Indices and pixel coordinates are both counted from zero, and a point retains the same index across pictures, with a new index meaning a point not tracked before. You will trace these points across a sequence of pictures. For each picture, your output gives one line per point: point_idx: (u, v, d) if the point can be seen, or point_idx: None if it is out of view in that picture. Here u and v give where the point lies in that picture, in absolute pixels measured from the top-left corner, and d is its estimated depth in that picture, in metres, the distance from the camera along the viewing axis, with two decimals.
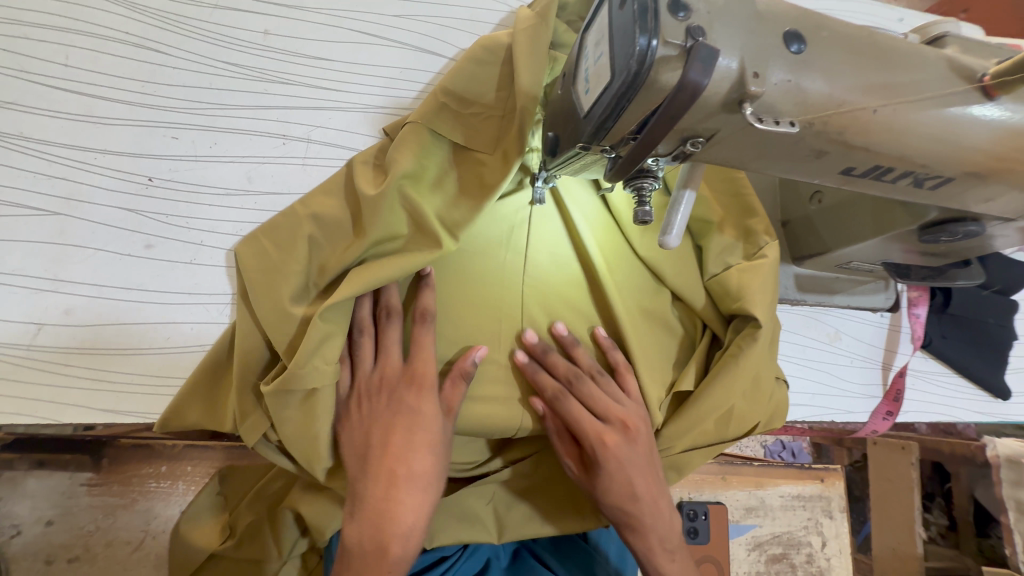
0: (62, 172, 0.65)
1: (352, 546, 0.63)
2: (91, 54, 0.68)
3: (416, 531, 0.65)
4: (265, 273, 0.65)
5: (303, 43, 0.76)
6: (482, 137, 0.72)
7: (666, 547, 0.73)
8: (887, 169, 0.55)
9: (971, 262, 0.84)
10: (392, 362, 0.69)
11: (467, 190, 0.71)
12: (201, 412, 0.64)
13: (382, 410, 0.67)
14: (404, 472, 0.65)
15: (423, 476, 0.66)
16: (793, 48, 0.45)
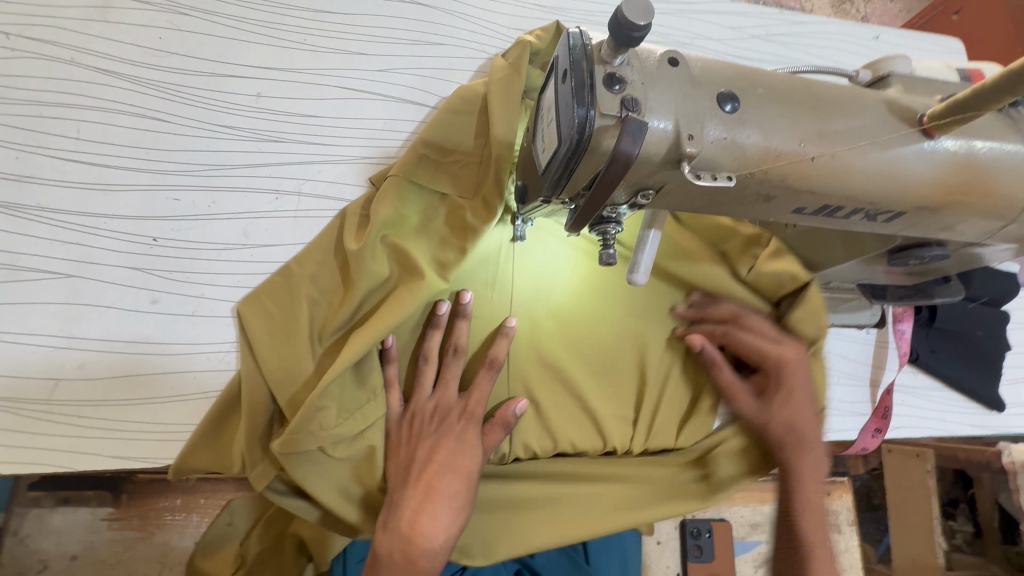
0: (77, 237, 0.71)
1: (382, 556, 0.67)
2: (101, 127, 0.75)
3: (438, 549, 0.69)
4: (268, 328, 0.70)
5: (293, 103, 0.81)
6: (462, 183, 0.76)
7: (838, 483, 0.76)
8: (837, 206, 0.58)
9: (953, 279, 0.83)
10: (447, 392, 0.75)
11: (451, 234, 0.75)
12: (212, 459, 0.69)
13: (428, 433, 0.73)
14: (438, 489, 0.70)
15: (453, 495, 0.71)
16: (727, 107, 0.49)
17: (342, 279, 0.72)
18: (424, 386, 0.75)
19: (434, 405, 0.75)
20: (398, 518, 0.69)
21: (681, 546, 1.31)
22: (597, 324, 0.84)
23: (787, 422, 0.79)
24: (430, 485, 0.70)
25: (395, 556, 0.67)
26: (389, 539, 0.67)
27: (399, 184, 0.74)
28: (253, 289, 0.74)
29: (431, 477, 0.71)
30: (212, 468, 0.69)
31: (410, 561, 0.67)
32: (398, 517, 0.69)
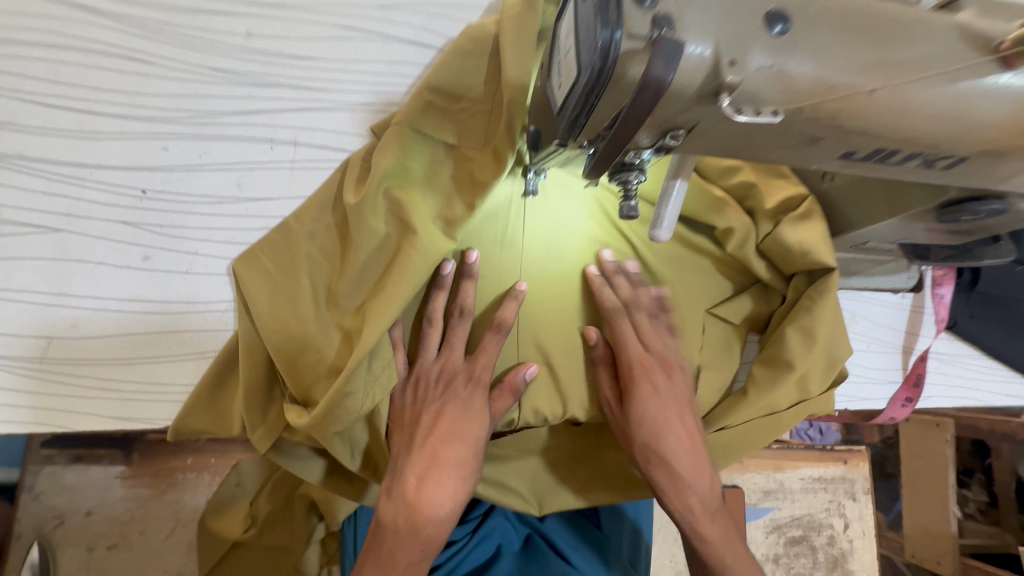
0: (61, 189, 0.67)
1: (387, 522, 0.66)
2: (79, 69, 0.69)
3: (447, 515, 0.67)
4: (266, 288, 0.66)
5: (285, 43, 0.75)
6: (470, 133, 0.70)
7: (706, 510, 0.72)
8: (891, 151, 0.51)
9: (1001, 237, 0.74)
10: (454, 356, 0.73)
11: (459, 191, 0.69)
12: (212, 421, 0.67)
13: (437, 398, 0.71)
14: (446, 456, 0.68)
15: (463, 462, 0.69)
16: (776, 29, 0.42)
17: (345, 238, 0.67)
18: (429, 349, 0.73)
19: (438, 369, 0.72)
20: (403, 485, 0.67)
21: None
22: (613, 287, 0.78)
23: (650, 431, 0.72)
24: (437, 453, 0.68)
25: (398, 524, 0.65)
26: (393, 506, 0.66)
27: (403, 134, 0.69)
28: (251, 248, 0.70)
29: (438, 444, 0.69)
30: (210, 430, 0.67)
31: (415, 530, 0.65)
32: (403, 485, 0.67)
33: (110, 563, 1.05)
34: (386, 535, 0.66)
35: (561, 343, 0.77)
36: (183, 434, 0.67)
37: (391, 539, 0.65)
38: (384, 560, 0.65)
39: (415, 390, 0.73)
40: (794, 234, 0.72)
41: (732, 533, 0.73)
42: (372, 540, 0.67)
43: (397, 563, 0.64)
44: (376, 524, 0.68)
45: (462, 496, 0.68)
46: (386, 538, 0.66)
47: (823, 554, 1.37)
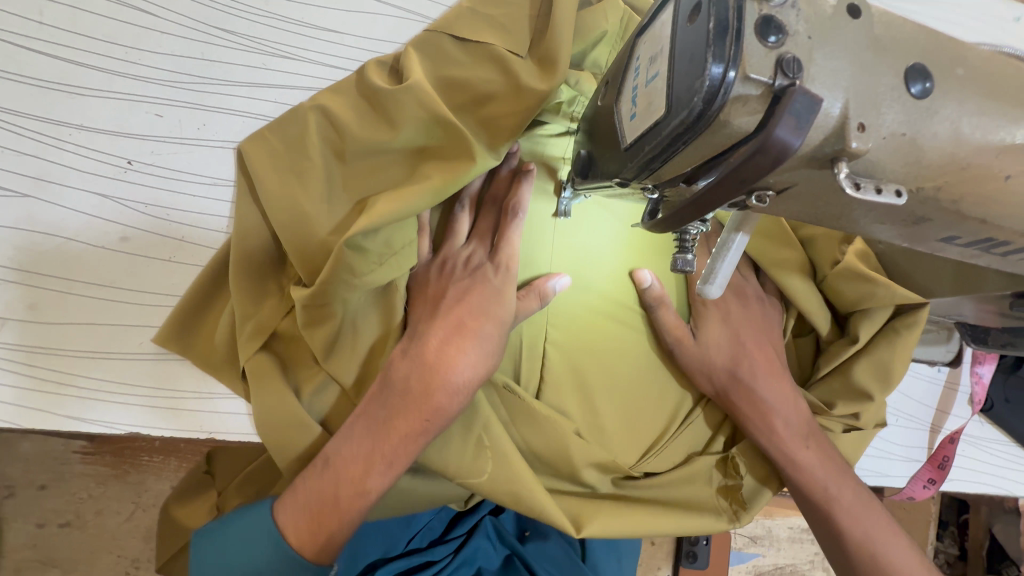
0: (34, 149, 0.59)
1: (398, 383, 0.55)
2: (69, 11, 0.60)
3: (468, 388, 0.56)
4: (278, 167, 0.59)
5: (309, 11, 0.66)
6: (517, 39, 0.60)
7: (796, 435, 0.68)
8: (1000, 242, 0.43)
9: None
10: (484, 241, 0.65)
11: (494, 97, 0.59)
12: (202, 336, 0.61)
13: (462, 277, 0.62)
14: (474, 325, 0.58)
15: (493, 336, 0.58)
16: (915, 89, 0.34)
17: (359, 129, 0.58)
18: (459, 233, 0.65)
19: (467, 253, 0.64)
20: (422, 345, 0.57)
21: (674, 550, 1.25)
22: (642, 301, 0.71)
23: (726, 359, 0.70)
24: (462, 322, 0.58)
25: (408, 384, 0.55)
26: (408, 363, 0.56)
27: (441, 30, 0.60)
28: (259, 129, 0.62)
29: (463, 314, 0.59)
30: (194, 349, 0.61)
31: (427, 392, 0.55)
32: (417, 351, 0.57)
33: (60, 543, 0.98)
34: (390, 400, 0.55)
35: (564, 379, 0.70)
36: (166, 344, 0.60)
37: (401, 404, 0.55)
38: (387, 423, 0.54)
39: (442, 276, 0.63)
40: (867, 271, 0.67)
41: (829, 461, 0.68)
42: (368, 409, 0.55)
43: (396, 430, 0.54)
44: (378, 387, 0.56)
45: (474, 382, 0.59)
46: (392, 398, 0.55)
47: None
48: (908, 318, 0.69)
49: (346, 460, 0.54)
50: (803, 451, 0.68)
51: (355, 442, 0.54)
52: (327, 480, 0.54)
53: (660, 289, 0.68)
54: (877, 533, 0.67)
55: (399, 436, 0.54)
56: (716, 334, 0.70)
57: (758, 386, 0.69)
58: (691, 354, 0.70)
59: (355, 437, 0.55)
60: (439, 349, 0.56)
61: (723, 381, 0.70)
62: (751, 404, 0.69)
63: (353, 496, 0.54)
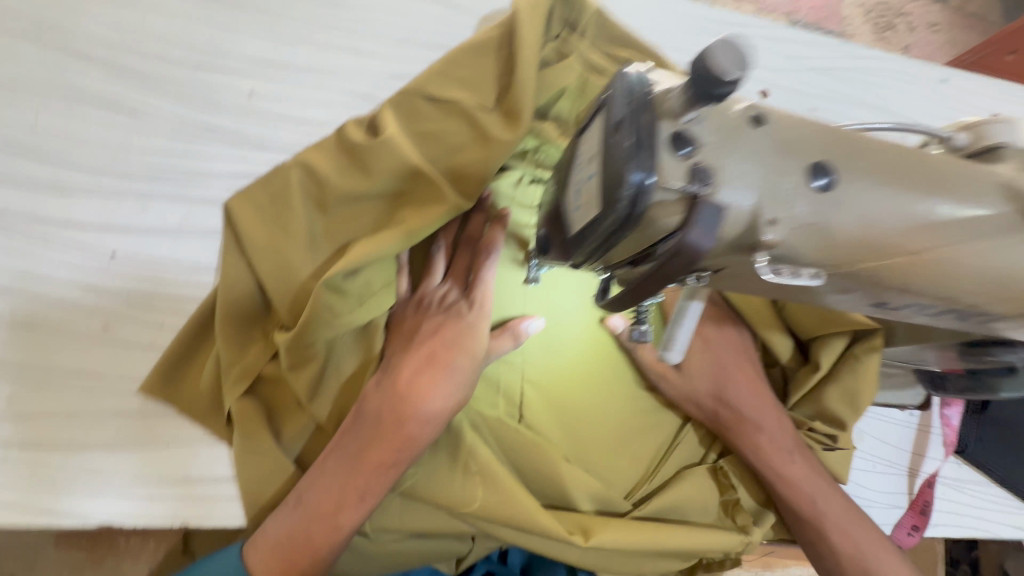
0: (22, 247, 0.61)
1: (369, 414, 0.59)
2: (62, 119, 0.65)
3: (439, 421, 0.59)
4: (263, 220, 0.64)
5: (288, 106, 0.71)
6: (484, 96, 0.66)
7: (779, 450, 0.71)
8: (926, 305, 0.47)
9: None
10: (459, 279, 0.67)
11: (465, 149, 0.66)
12: (187, 385, 0.63)
13: (437, 314, 0.65)
14: (446, 358, 0.61)
15: (464, 370, 0.61)
16: (818, 182, 0.38)
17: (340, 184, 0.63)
18: (435, 273, 0.67)
19: (443, 292, 0.66)
20: (394, 378, 0.60)
21: None
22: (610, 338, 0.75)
23: (710, 386, 0.72)
24: (433, 355, 0.61)
25: (378, 419, 0.59)
26: (380, 395, 0.59)
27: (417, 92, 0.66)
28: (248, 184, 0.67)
29: (436, 347, 0.62)
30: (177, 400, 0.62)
31: (398, 423, 0.58)
32: (388, 387, 0.60)
33: None
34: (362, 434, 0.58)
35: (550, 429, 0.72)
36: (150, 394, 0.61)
37: (371, 440, 0.58)
38: (355, 459, 0.57)
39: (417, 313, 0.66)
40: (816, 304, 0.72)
41: (815, 472, 0.71)
42: (341, 443, 0.59)
43: (368, 460, 0.57)
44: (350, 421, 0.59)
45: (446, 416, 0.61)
46: (364, 430, 0.58)
47: None
48: (867, 344, 0.71)
49: (319, 492, 0.57)
50: (789, 464, 0.70)
51: (330, 477, 0.57)
52: (304, 516, 0.57)
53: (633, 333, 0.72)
54: (870, 549, 0.69)
55: (369, 470, 0.57)
56: (699, 361, 0.72)
57: (744, 412, 0.71)
58: (676, 384, 0.73)
59: (327, 471, 0.58)
60: (407, 383, 0.60)
61: (707, 407, 0.73)
62: (734, 428, 0.72)
63: (325, 532, 0.56)
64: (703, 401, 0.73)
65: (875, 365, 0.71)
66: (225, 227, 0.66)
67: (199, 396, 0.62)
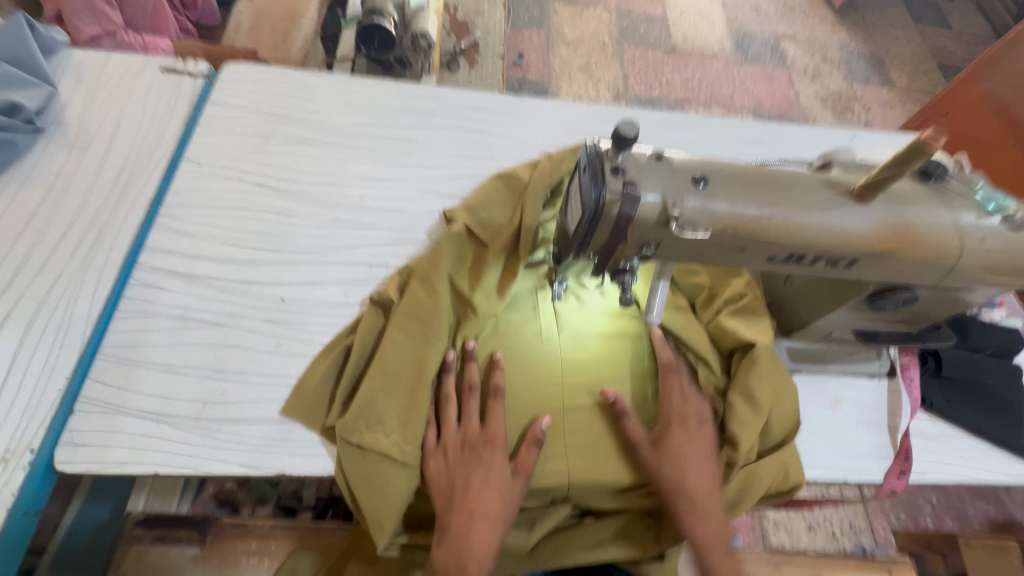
0: (229, 298, 0.97)
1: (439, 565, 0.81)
2: (253, 222, 1.05)
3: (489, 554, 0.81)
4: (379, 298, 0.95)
5: (385, 202, 1.10)
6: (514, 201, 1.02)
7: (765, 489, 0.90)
8: (801, 254, 0.75)
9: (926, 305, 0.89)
10: (472, 427, 0.89)
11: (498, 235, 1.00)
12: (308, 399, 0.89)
13: (462, 460, 0.86)
14: (480, 510, 0.83)
15: (495, 514, 0.83)
16: (700, 185, 0.70)
17: (426, 276, 0.94)
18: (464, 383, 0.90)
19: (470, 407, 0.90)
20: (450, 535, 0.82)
21: None
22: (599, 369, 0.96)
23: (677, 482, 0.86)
24: (473, 511, 0.83)
25: (488, 509, 0.83)
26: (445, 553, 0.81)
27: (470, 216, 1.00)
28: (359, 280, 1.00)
29: (472, 500, 0.84)
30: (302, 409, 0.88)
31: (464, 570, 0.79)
32: (498, 428, 0.87)
33: None
34: (478, 469, 0.85)
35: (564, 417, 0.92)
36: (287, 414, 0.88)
37: (484, 462, 0.85)
38: (464, 548, 0.80)
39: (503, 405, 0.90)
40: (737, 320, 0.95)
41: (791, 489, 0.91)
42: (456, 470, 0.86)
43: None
44: (465, 453, 0.87)
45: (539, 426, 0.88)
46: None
47: None
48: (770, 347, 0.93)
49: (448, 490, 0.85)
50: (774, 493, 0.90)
51: (457, 488, 0.85)
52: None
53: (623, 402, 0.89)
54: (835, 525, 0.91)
55: (475, 490, 0.84)
56: (677, 439, 0.88)
57: (686, 467, 0.87)
58: (647, 451, 0.88)
59: (454, 523, 0.83)
60: (459, 543, 0.81)
61: (667, 477, 0.86)
62: (670, 460, 0.87)
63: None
64: (660, 468, 0.87)
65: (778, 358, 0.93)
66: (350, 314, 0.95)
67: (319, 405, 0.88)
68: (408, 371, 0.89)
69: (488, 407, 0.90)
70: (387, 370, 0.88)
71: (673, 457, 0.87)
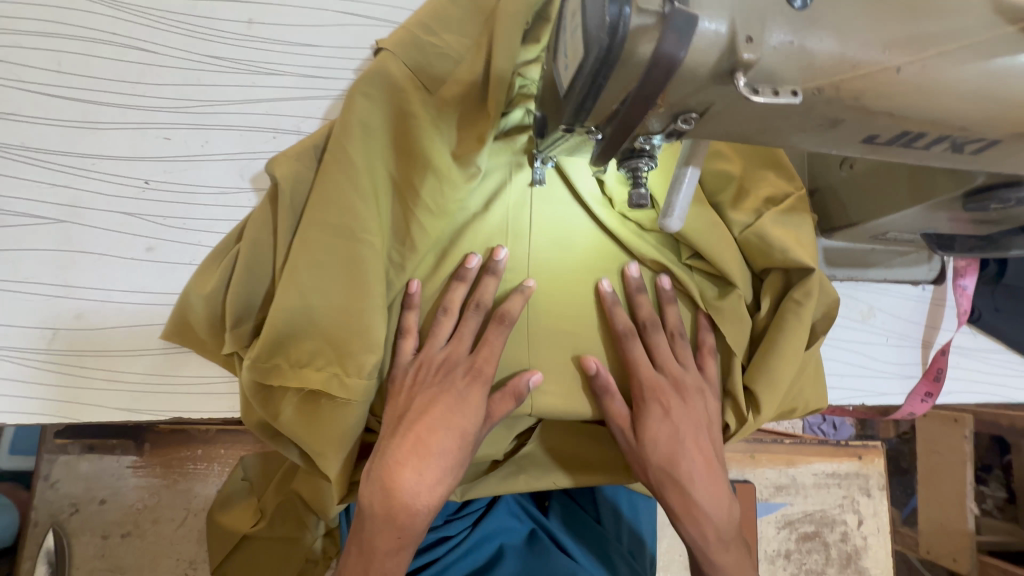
0: (66, 181, 0.68)
1: (365, 507, 0.65)
2: (83, 59, 0.69)
3: (427, 506, 0.65)
4: (297, 175, 0.66)
5: (286, 30, 0.73)
6: (477, 30, 0.69)
7: (722, 539, 0.71)
8: (918, 134, 0.47)
9: None
10: (460, 346, 0.69)
11: (452, 82, 0.67)
12: (193, 330, 0.67)
13: (429, 387, 0.67)
14: (433, 448, 0.65)
15: (451, 453, 0.65)
16: (795, 4, 0.40)
17: (343, 151, 0.65)
18: (454, 301, 0.70)
19: (443, 356, 0.69)
20: (382, 467, 0.65)
21: None
22: (587, 277, 0.76)
23: (697, 479, 0.70)
24: (420, 441, 0.65)
25: (444, 447, 0.65)
26: (370, 489, 0.64)
27: (405, 41, 0.67)
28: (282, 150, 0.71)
29: (422, 432, 0.65)
30: (198, 346, 0.67)
31: (391, 516, 0.64)
32: (490, 359, 0.68)
33: (123, 551, 1.06)
34: (445, 391, 0.67)
35: (547, 339, 0.74)
36: (171, 339, 0.67)
37: (456, 389, 0.67)
38: (393, 483, 0.64)
39: (506, 335, 0.70)
40: (775, 230, 0.73)
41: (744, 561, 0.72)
42: (420, 388, 0.67)
43: (377, 547, 0.64)
44: (438, 375, 0.68)
45: (527, 379, 0.70)
46: (366, 522, 0.65)
47: (835, 550, 1.36)
48: (802, 288, 0.73)
49: (401, 413, 0.67)
50: (726, 557, 0.71)
51: (409, 412, 0.67)
52: (369, 528, 0.65)
53: (607, 377, 0.72)
54: None
55: (432, 417, 0.65)
56: (656, 431, 0.71)
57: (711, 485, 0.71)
58: (658, 462, 0.71)
59: (394, 448, 0.65)
60: (385, 481, 0.64)
61: (696, 477, 0.70)
62: (670, 476, 0.70)
63: (388, 553, 0.65)
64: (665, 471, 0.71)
65: (813, 306, 0.73)
66: (266, 197, 0.67)
67: (201, 331, 0.66)
68: (340, 287, 0.63)
69: (485, 332, 0.70)
70: (301, 285, 0.62)
71: (693, 472, 0.70)
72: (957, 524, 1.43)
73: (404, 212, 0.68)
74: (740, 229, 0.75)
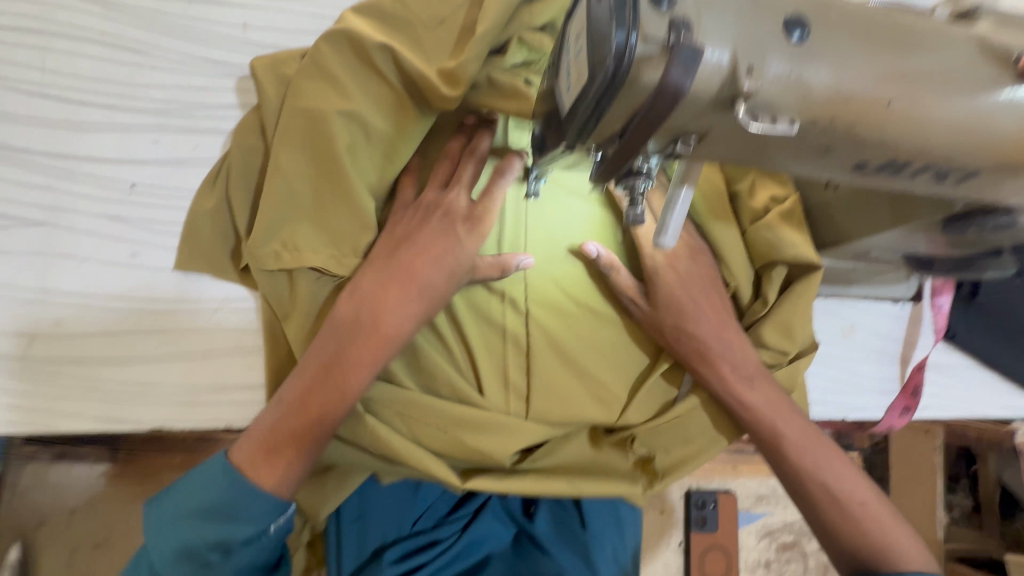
0: (48, 182, 0.66)
1: (342, 319, 0.63)
2: (69, 57, 0.67)
3: (401, 335, 0.63)
4: (278, 86, 0.67)
5: (281, 35, 0.72)
6: None
7: (740, 376, 0.73)
8: (905, 164, 0.49)
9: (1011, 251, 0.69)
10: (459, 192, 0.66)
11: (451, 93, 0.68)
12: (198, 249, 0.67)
13: (426, 225, 0.65)
14: (419, 273, 0.63)
15: (434, 288, 0.64)
16: (794, 36, 0.41)
17: (325, 60, 0.63)
18: (450, 150, 0.68)
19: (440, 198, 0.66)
20: (363, 284, 0.64)
21: (684, 515, 1.26)
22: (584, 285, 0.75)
23: (702, 322, 0.72)
24: (410, 267, 0.63)
25: (427, 279, 0.63)
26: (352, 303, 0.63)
27: None
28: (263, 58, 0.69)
29: (414, 257, 0.64)
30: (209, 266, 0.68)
31: (364, 330, 0.62)
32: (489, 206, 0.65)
33: (93, 563, 1.02)
34: (444, 229, 0.65)
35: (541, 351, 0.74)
36: (187, 267, 0.67)
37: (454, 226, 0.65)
38: (372, 302, 0.63)
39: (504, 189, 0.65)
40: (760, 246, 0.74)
41: (774, 395, 0.73)
42: (419, 223, 0.65)
43: (349, 360, 0.62)
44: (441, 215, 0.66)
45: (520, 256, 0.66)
46: (342, 333, 0.62)
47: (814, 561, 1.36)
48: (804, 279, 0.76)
49: (398, 240, 0.65)
50: (748, 393, 0.72)
51: (404, 239, 0.65)
52: (341, 341, 0.62)
53: (609, 256, 0.72)
54: (822, 462, 0.72)
55: (427, 240, 0.64)
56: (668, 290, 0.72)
57: (718, 326, 0.73)
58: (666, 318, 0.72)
59: (377, 271, 0.64)
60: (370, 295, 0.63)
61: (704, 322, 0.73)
62: (680, 326, 0.72)
63: (337, 399, 0.62)
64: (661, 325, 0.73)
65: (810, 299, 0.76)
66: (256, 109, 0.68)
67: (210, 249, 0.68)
68: (331, 176, 0.64)
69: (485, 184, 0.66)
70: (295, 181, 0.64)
71: (700, 320, 0.72)
72: (928, 530, 1.42)
73: (386, 93, 0.64)
74: (747, 224, 0.77)
